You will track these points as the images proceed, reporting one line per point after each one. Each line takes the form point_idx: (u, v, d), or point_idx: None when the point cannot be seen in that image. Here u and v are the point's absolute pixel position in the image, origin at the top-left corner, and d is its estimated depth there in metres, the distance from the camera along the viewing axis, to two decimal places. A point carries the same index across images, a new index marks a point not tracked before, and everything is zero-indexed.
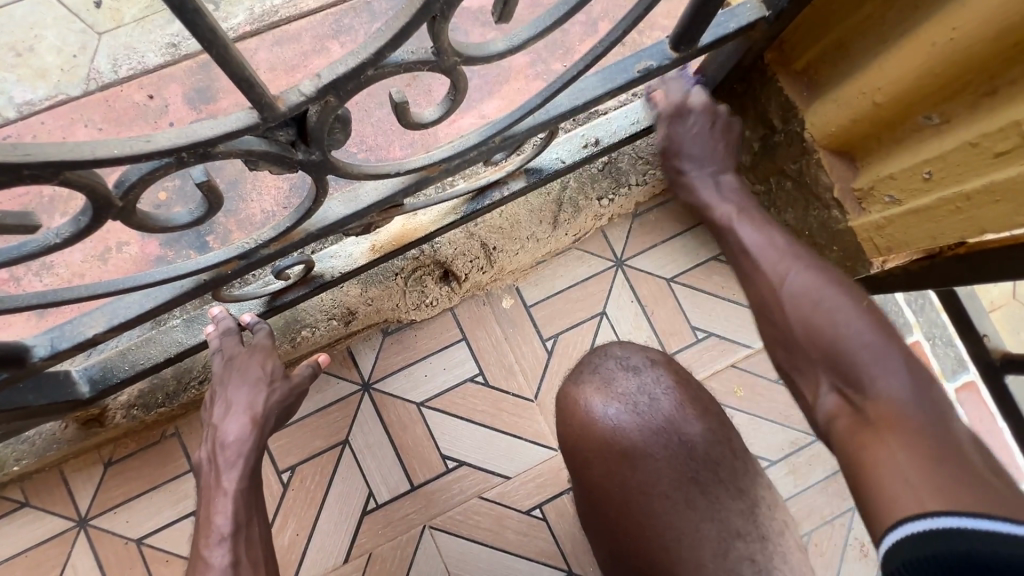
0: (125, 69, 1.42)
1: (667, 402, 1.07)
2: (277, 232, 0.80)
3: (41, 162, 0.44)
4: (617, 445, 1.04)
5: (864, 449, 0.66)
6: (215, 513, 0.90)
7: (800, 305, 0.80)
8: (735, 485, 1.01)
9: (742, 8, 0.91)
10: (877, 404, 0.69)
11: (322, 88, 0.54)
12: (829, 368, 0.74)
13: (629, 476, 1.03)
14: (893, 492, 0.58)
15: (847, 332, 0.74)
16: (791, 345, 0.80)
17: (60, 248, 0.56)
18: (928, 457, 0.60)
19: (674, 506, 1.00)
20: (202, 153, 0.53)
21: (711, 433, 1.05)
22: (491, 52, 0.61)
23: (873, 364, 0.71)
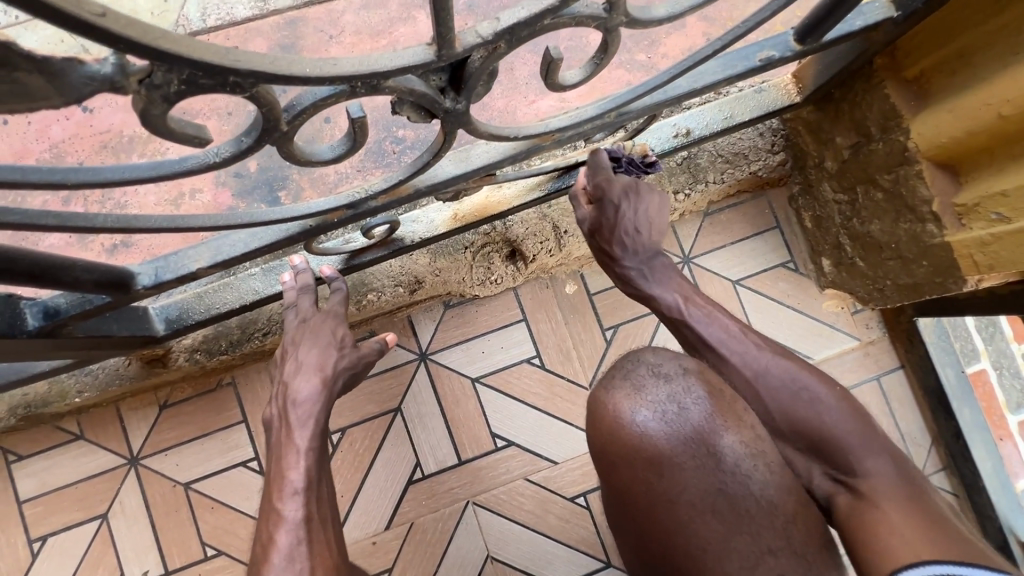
0: (214, 19, 1.43)
1: (699, 412, 0.86)
2: (389, 184, 0.79)
3: (245, 72, 0.43)
4: (641, 454, 0.85)
5: (862, 518, 0.81)
6: (288, 469, 0.88)
7: (786, 398, 0.93)
8: (767, 497, 0.83)
9: (870, 5, 0.89)
10: (869, 481, 0.84)
11: (499, 32, 0.53)
12: (824, 453, 0.89)
13: (654, 484, 0.84)
14: (894, 544, 0.74)
15: (829, 421, 0.90)
16: (777, 434, 0.93)
17: (216, 169, 0.55)
18: (919, 523, 0.76)
19: (703, 518, 0.82)
20: (373, 85, 0.52)
21: (748, 445, 0.86)
22: (653, 16, 0.60)
23: (861, 449, 0.87)
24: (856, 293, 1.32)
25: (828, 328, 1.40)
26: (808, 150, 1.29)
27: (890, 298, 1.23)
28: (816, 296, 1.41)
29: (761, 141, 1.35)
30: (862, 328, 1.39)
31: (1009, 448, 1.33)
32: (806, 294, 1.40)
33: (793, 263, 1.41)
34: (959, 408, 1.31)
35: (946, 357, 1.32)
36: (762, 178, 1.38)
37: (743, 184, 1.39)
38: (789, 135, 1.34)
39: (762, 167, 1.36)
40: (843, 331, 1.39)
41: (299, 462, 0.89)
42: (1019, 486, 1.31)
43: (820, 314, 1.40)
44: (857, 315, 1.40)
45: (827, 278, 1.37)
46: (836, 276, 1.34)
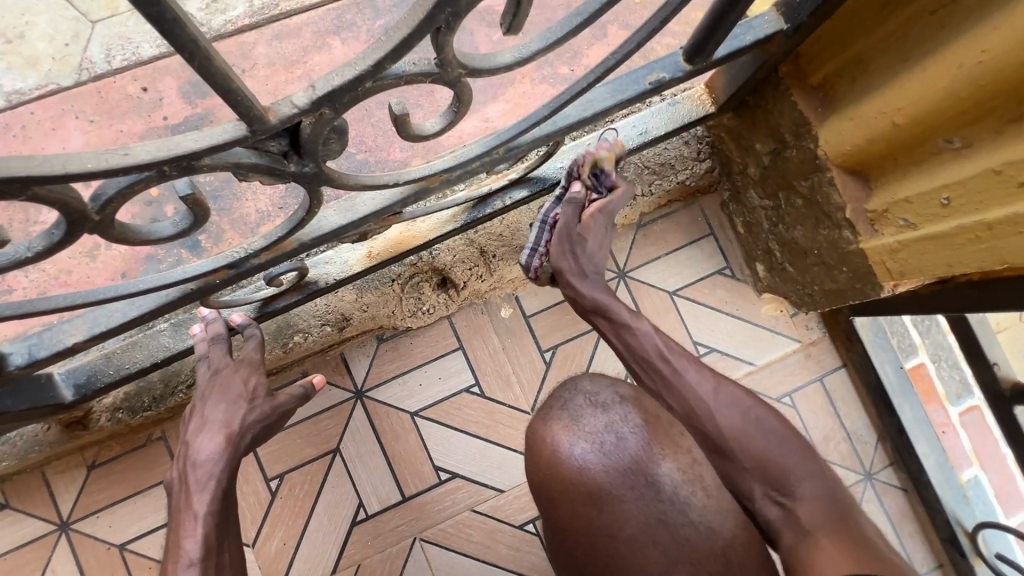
0: (119, 60, 1.37)
1: (635, 440, 1.01)
2: (268, 242, 0.76)
3: (4, 178, 0.41)
4: (582, 485, 0.99)
5: (803, 554, 0.79)
6: (185, 537, 0.87)
7: (734, 418, 0.92)
8: (710, 526, 0.94)
9: (758, 20, 0.88)
10: (802, 506, 0.85)
11: (317, 101, 0.50)
12: (760, 474, 0.88)
13: (596, 517, 0.97)
14: (824, 567, 0.75)
15: (764, 449, 0.90)
16: (724, 457, 0.92)
17: (32, 262, 0.52)
18: (849, 544, 0.77)
19: (644, 549, 0.95)
20: (185, 166, 0.49)
21: (685, 472, 0.99)
22: (498, 63, 0.58)
23: (795, 471, 0.88)
24: (792, 297, 1.31)
25: (768, 332, 1.39)
26: (733, 156, 1.27)
27: (819, 302, 1.22)
28: (754, 301, 1.40)
29: (687, 149, 1.32)
30: (802, 330, 1.39)
31: (952, 439, 1.34)
32: (744, 300, 1.39)
33: (730, 269, 1.40)
34: (900, 404, 1.31)
35: (884, 353, 1.32)
36: (690, 186, 1.36)
37: (673, 193, 1.37)
38: (713, 142, 1.31)
39: (689, 176, 1.34)
40: (783, 335, 1.39)
41: (196, 529, 0.88)
42: (963, 476, 1.32)
43: (759, 319, 1.39)
44: (797, 317, 1.39)
45: (763, 282, 1.36)
46: (771, 281, 1.33)
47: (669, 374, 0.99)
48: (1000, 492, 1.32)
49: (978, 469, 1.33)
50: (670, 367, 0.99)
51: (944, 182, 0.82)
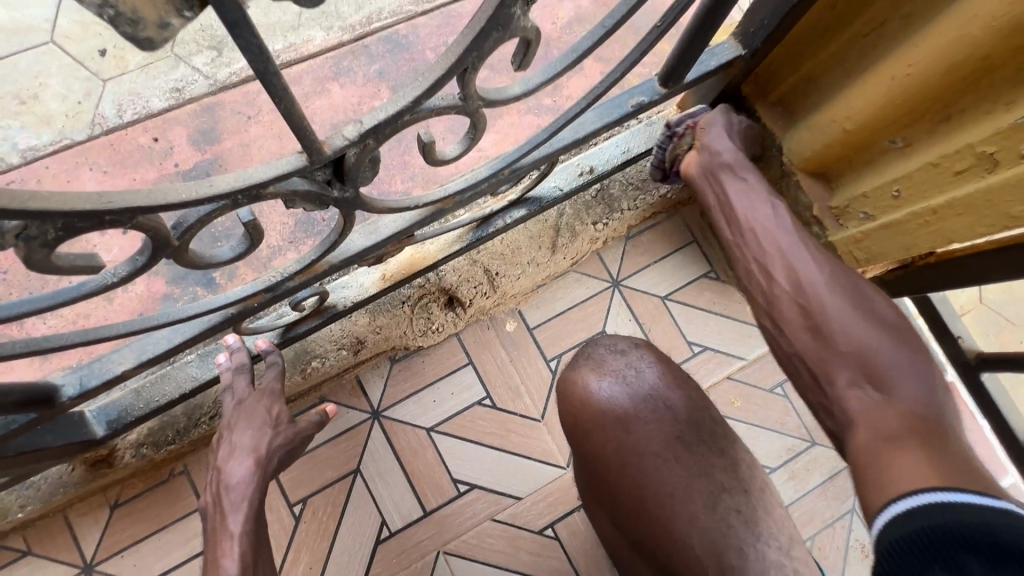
0: (130, 113, 1.46)
1: (653, 374, 1.07)
2: (302, 264, 0.84)
3: (120, 209, 0.48)
4: (613, 416, 1.04)
5: (888, 456, 0.74)
6: (222, 555, 0.91)
7: (842, 303, 0.89)
8: (717, 443, 1.04)
9: (720, 48, 1.01)
10: (899, 405, 0.80)
11: (364, 133, 0.59)
12: (856, 368, 0.84)
13: (625, 440, 1.03)
14: (902, 475, 0.70)
15: (868, 340, 0.85)
16: (821, 341, 0.88)
17: (115, 287, 0.59)
18: (942, 457, 0.71)
19: (665, 464, 1.02)
20: (254, 195, 0.57)
21: (695, 400, 1.07)
22: (508, 95, 0.68)
23: (895, 369, 0.83)
24: None
25: (755, 328, 1.49)
26: None
27: None
28: (739, 300, 1.50)
29: None
30: None
31: None
32: (730, 300, 1.50)
33: (714, 272, 1.51)
34: None
35: None
36: (672, 200, 1.48)
37: (656, 207, 1.48)
38: None
39: (669, 189, 1.46)
40: None
41: (233, 548, 0.92)
42: None
43: (746, 316, 1.49)
44: None
45: None
46: None
47: (759, 254, 0.99)
48: None
49: None
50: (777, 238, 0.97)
51: (894, 176, 0.94)
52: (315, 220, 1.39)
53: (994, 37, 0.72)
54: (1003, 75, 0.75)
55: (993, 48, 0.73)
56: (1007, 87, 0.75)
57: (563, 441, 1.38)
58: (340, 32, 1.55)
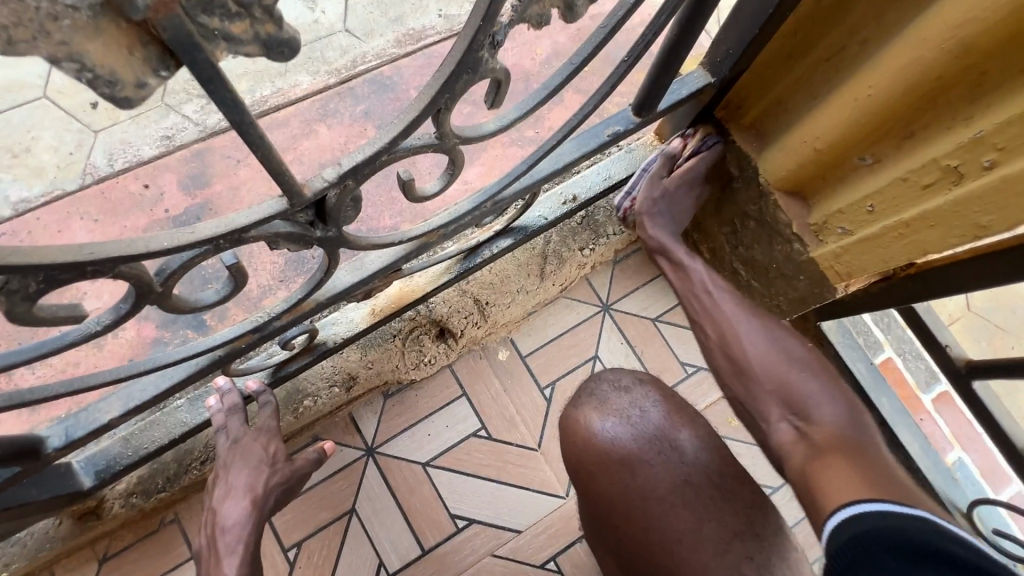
0: (121, 162, 1.48)
1: (658, 413, 1.07)
2: (289, 304, 0.84)
3: (101, 260, 0.49)
4: (615, 457, 1.04)
5: (820, 476, 0.82)
6: None
7: (761, 342, 1.01)
8: (726, 486, 1.01)
9: (690, 77, 1.05)
10: (821, 428, 0.89)
11: (343, 174, 0.61)
12: (781, 399, 0.95)
13: (630, 482, 1.02)
14: (837, 489, 0.78)
15: (782, 372, 0.97)
16: (747, 380, 1.00)
17: (98, 335, 0.60)
18: (865, 470, 0.79)
19: (672, 509, 1.00)
20: (236, 239, 0.59)
21: (702, 439, 1.05)
22: (483, 131, 0.70)
23: (813, 397, 0.93)
24: None
25: None
26: None
27: (787, 311, 1.34)
28: None
29: None
30: None
31: (931, 426, 1.44)
32: None
33: None
34: (878, 399, 1.40)
35: (853, 352, 1.43)
36: None
37: None
38: None
39: None
40: None
41: None
42: (949, 460, 1.41)
43: None
44: None
45: None
46: None
47: (704, 300, 1.10)
48: (984, 470, 1.42)
49: (960, 450, 1.43)
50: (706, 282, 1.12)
51: (867, 191, 0.97)
52: (302, 256, 1.40)
53: (947, 57, 0.75)
54: (960, 92, 0.78)
55: (948, 67, 0.76)
56: (965, 103, 0.78)
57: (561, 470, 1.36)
58: (326, 76, 1.60)
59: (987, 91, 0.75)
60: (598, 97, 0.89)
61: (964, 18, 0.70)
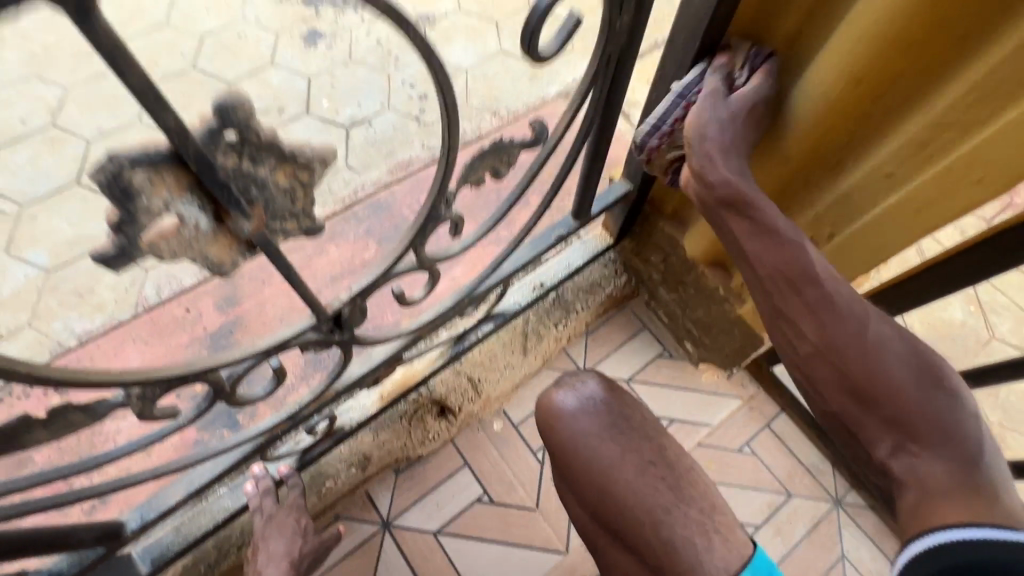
0: (167, 291, 1.78)
1: (594, 378, 1.18)
2: (314, 394, 1.08)
3: (199, 369, 0.75)
4: (562, 416, 1.13)
5: (922, 512, 0.76)
6: None
7: (879, 350, 0.80)
8: (648, 432, 1.11)
9: (613, 188, 1.39)
10: (927, 458, 0.78)
11: (354, 296, 0.88)
12: (895, 431, 0.80)
13: (569, 429, 1.12)
14: (930, 520, 0.75)
15: (956, 456, 0.77)
16: (857, 402, 0.82)
17: (184, 426, 0.83)
18: (975, 507, 0.73)
19: (601, 446, 1.09)
20: (281, 347, 0.84)
21: (628, 399, 1.16)
22: (451, 251, 0.97)
23: (932, 421, 0.78)
24: (719, 362, 1.65)
25: (713, 396, 1.68)
26: (639, 269, 1.69)
27: (735, 359, 1.57)
28: (694, 372, 1.71)
29: (607, 270, 1.73)
30: (740, 388, 1.69)
31: None
32: (686, 374, 1.71)
33: (668, 351, 1.74)
34: None
35: None
36: (617, 296, 1.76)
37: (606, 304, 1.75)
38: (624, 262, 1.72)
39: (614, 288, 1.74)
40: (725, 395, 1.68)
41: None
42: None
43: (703, 386, 1.70)
44: (733, 379, 1.70)
45: (694, 355, 1.70)
46: (699, 352, 1.68)
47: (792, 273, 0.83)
48: None
49: None
50: (823, 270, 0.83)
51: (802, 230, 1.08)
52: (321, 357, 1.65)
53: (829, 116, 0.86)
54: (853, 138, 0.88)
55: (832, 121, 0.87)
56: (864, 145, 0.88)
57: (560, 526, 1.51)
58: (333, 205, 1.95)
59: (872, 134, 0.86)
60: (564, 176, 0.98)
61: (829, 86, 0.82)
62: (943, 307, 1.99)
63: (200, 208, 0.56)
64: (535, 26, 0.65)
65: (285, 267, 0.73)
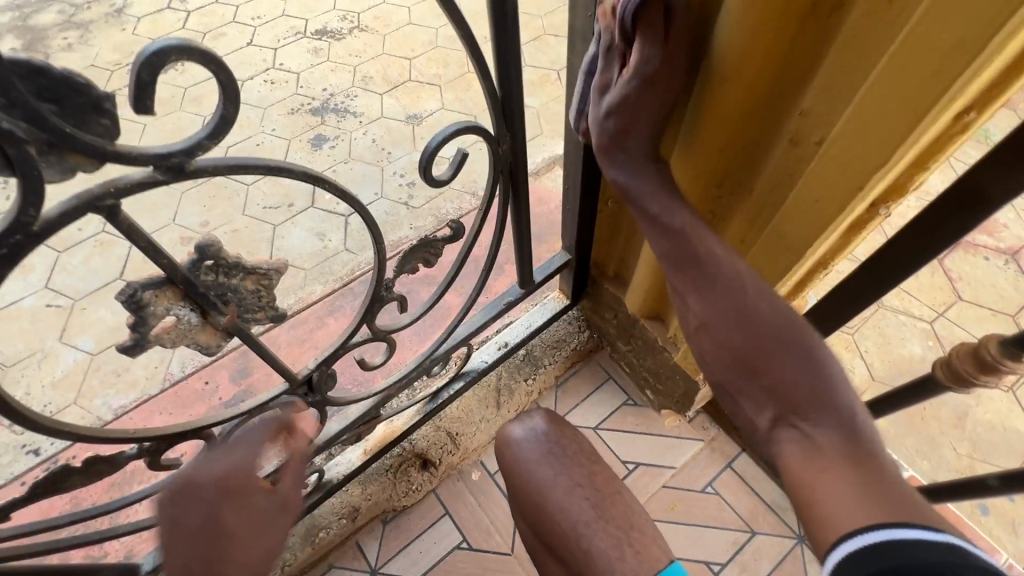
0: (190, 367, 2.05)
1: (541, 414, 1.34)
2: (298, 448, 1.29)
3: (193, 428, 0.97)
4: (513, 447, 1.29)
5: (811, 491, 0.80)
6: None
7: (764, 322, 0.88)
8: (582, 458, 1.27)
9: (555, 258, 1.62)
10: (813, 432, 0.84)
11: (319, 364, 1.10)
12: (776, 403, 0.88)
13: (516, 456, 1.28)
14: (833, 505, 0.77)
15: (842, 432, 0.83)
16: (746, 379, 0.91)
17: (186, 476, 1.05)
18: (867, 480, 0.77)
19: (541, 469, 1.25)
20: (260, 408, 1.07)
21: (565, 429, 1.31)
22: (401, 323, 1.21)
23: (816, 399, 0.85)
24: (676, 406, 1.79)
25: (676, 439, 1.81)
26: (597, 325, 1.88)
27: (687, 403, 1.72)
28: (657, 417, 1.85)
29: (571, 326, 1.92)
30: (701, 430, 1.81)
31: None
32: (650, 419, 1.84)
33: (632, 399, 1.88)
34: None
35: None
36: (582, 350, 1.93)
37: (572, 358, 1.92)
38: (585, 318, 1.92)
39: (578, 343, 1.92)
40: (687, 438, 1.80)
41: None
42: None
43: (666, 430, 1.82)
44: (694, 422, 1.83)
45: (655, 401, 1.84)
46: (658, 398, 1.82)
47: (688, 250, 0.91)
48: None
49: None
50: (703, 250, 0.91)
51: (740, 219, 0.99)
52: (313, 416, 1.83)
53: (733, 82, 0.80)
54: (769, 101, 0.81)
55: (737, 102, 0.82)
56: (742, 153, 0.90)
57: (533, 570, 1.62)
58: (334, 283, 2.24)
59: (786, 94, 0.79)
60: (490, 249, 1.20)
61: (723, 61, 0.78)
62: (903, 342, 2.08)
63: (191, 309, 0.80)
64: (428, 160, 0.91)
65: (259, 346, 0.97)
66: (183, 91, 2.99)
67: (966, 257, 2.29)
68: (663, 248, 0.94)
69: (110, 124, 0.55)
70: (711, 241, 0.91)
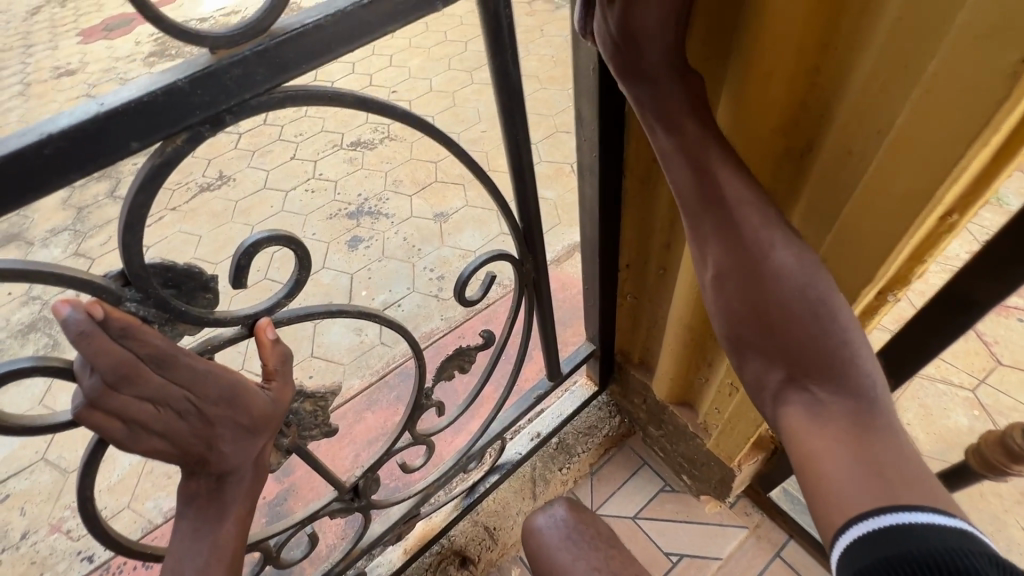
0: None
1: (561, 506, 1.46)
2: (343, 553, 1.34)
3: (254, 543, 1.05)
4: (536, 539, 1.42)
5: (811, 472, 0.68)
6: None
7: (787, 272, 0.71)
8: (598, 544, 1.40)
9: (580, 348, 1.70)
10: (828, 404, 0.69)
11: (366, 471, 1.18)
12: (788, 365, 0.72)
13: (540, 547, 1.41)
14: (833, 487, 0.65)
15: (864, 406, 0.67)
16: (763, 344, 0.74)
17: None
18: (876, 453, 0.64)
19: (562, 558, 1.38)
20: (312, 517, 1.14)
21: (582, 520, 1.44)
22: (440, 426, 1.29)
23: (841, 364, 0.68)
24: (715, 492, 1.76)
25: (719, 527, 1.76)
26: (627, 409, 1.91)
27: (726, 489, 1.69)
28: (697, 504, 1.81)
29: (602, 412, 1.96)
30: (744, 516, 1.76)
31: None
32: (690, 506, 1.81)
33: (669, 484, 1.85)
34: None
35: (806, 516, 1.68)
36: (615, 436, 1.94)
37: (605, 444, 1.93)
38: (615, 403, 1.96)
39: (610, 429, 1.94)
40: (730, 525, 1.76)
41: None
42: None
43: (707, 516, 1.78)
44: (736, 507, 1.78)
45: (693, 487, 1.81)
46: (696, 484, 1.80)
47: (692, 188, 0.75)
48: None
49: None
50: (721, 186, 0.73)
51: None
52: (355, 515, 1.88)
53: (753, 108, 0.77)
54: (806, 117, 0.75)
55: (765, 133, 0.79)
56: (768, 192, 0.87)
57: None
58: (371, 376, 2.35)
59: (820, 120, 0.74)
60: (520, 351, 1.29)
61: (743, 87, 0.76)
62: (946, 413, 2.02)
63: None
64: (462, 284, 1.03)
65: (315, 460, 1.06)
66: (234, 205, 3.32)
67: (998, 319, 2.26)
68: (678, 183, 0.76)
69: (212, 297, 0.68)
70: (734, 179, 0.72)
